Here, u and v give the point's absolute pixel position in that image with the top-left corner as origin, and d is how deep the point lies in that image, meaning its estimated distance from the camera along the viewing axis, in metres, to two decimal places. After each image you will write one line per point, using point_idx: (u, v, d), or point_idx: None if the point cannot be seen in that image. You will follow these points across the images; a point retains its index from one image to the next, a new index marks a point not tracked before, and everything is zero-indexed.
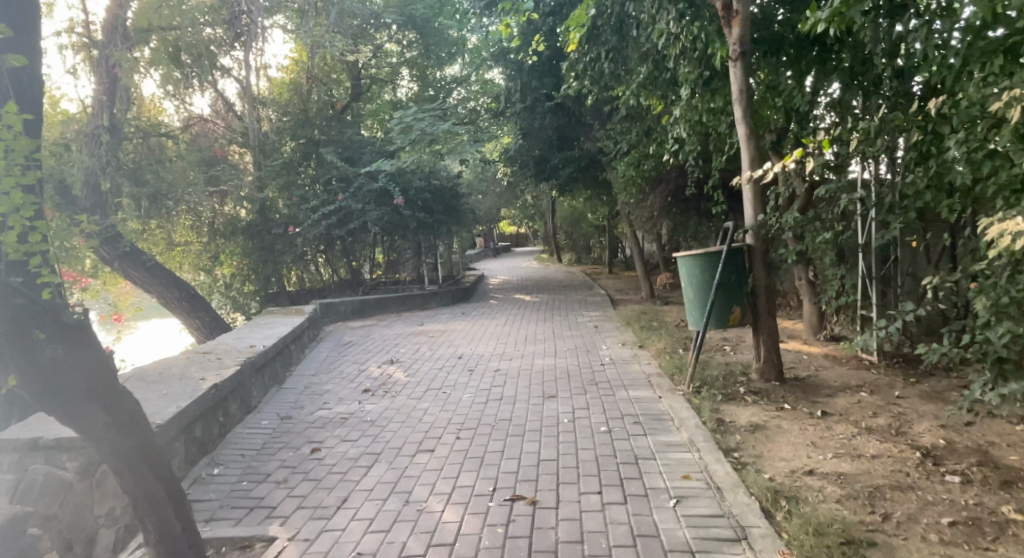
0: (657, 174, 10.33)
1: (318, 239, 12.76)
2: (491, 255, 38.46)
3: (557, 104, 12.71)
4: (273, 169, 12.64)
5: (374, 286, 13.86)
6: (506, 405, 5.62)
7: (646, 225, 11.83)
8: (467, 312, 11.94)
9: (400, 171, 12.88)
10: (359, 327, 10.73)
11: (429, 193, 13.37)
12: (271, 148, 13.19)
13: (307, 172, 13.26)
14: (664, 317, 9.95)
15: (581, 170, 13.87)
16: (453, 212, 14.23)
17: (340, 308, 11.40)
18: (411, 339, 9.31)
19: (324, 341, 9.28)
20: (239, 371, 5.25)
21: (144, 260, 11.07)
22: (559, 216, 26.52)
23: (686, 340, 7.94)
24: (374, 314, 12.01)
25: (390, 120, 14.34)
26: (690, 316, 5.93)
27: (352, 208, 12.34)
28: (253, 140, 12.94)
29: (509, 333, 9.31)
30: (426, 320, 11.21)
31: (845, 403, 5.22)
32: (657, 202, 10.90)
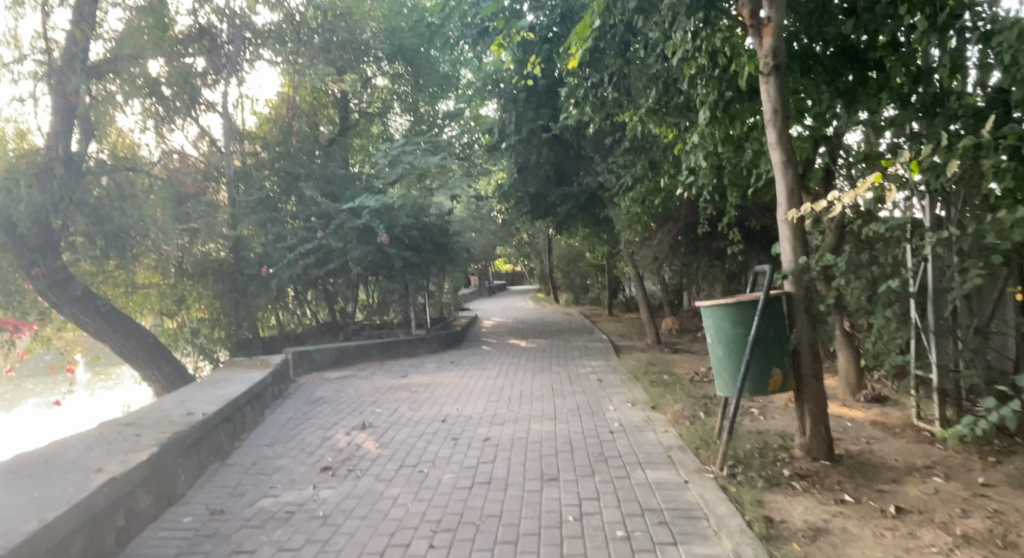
0: (664, 211, 9.44)
1: (295, 280, 11.75)
2: (486, 294, 37.56)
3: (555, 137, 11.93)
4: (248, 203, 11.73)
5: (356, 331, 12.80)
6: (496, 491, 4.51)
7: (652, 266, 10.89)
8: (455, 362, 10.86)
9: (386, 208, 11.97)
10: (334, 379, 9.64)
11: (417, 231, 12.44)
12: (249, 182, 12.33)
13: (287, 208, 12.38)
14: (675, 370, 8.89)
15: (580, 207, 13.02)
16: (443, 251, 13.29)
17: (315, 357, 10.32)
18: (393, 394, 8.23)
19: (293, 397, 8.20)
20: (157, 454, 4.17)
21: (98, 304, 10.07)
22: (556, 256, 25.68)
23: (706, 400, 6.90)
24: (353, 363, 10.92)
25: (378, 154, 13.55)
26: (719, 378, 4.93)
27: (333, 246, 11.36)
28: (228, 174, 12.12)
29: (502, 388, 8.24)
30: (409, 369, 10.12)
31: (919, 493, 4.15)
32: (664, 242, 9.97)
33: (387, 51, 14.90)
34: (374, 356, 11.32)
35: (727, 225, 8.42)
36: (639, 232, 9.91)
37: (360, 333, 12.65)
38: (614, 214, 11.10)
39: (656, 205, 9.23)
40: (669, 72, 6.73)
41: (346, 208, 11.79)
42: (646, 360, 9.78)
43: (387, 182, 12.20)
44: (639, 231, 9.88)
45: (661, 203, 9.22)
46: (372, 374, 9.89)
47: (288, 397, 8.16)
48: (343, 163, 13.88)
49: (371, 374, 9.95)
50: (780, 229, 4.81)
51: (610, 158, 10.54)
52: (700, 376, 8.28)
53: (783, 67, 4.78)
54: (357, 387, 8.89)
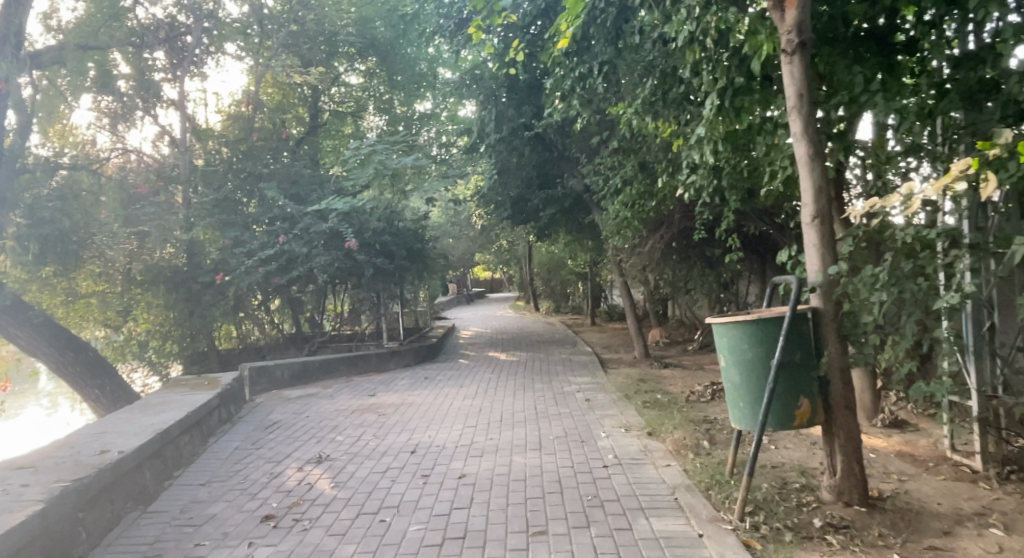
0: (655, 215, 8.77)
1: (256, 288, 10.84)
2: (464, 302, 36.69)
3: (538, 137, 11.23)
4: (205, 207, 10.87)
5: (323, 343, 11.90)
6: (472, 549, 3.69)
7: (641, 275, 10.21)
8: (430, 377, 10.03)
9: (356, 211, 11.13)
10: (296, 399, 8.76)
11: (389, 236, 11.59)
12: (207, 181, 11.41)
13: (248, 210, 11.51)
14: (669, 388, 8.19)
15: (563, 212, 12.31)
16: (418, 258, 12.47)
17: (275, 372, 9.43)
18: (360, 416, 7.40)
19: (244, 421, 7.29)
20: (43, 513, 3.29)
21: (28, 315, 9.02)
22: (536, 263, 24.94)
23: (709, 425, 6.19)
24: (318, 379, 10.05)
25: (347, 153, 12.69)
26: (734, 409, 4.21)
27: (297, 252, 10.46)
28: (183, 173, 11.19)
29: (479, 409, 7.45)
30: (379, 387, 9.27)
31: (981, 551, 3.46)
32: (655, 248, 9.30)
33: (359, 44, 14.00)
34: (342, 371, 10.44)
35: (725, 231, 7.78)
36: (629, 238, 9.24)
37: (327, 346, 11.75)
38: (600, 218, 10.42)
39: (646, 209, 8.57)
40: (667, 58, 6.05)
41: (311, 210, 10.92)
42: (636, 376, 9.05)
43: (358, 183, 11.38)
44: (628, 237, 9.20)
45: (651, 207, 8.56)
46: (338, 392, 9.04)
47: (240, 421, 7.26)
48: (311, 164, 13.01)
49: (336, 392, 9.09)
50: (805, 235, 4.12)
51: (597, 159, 9.85)
52: (697, 395, 7.59)
53: (809, 43, 4.10)
54: (320, 408, 8.02)
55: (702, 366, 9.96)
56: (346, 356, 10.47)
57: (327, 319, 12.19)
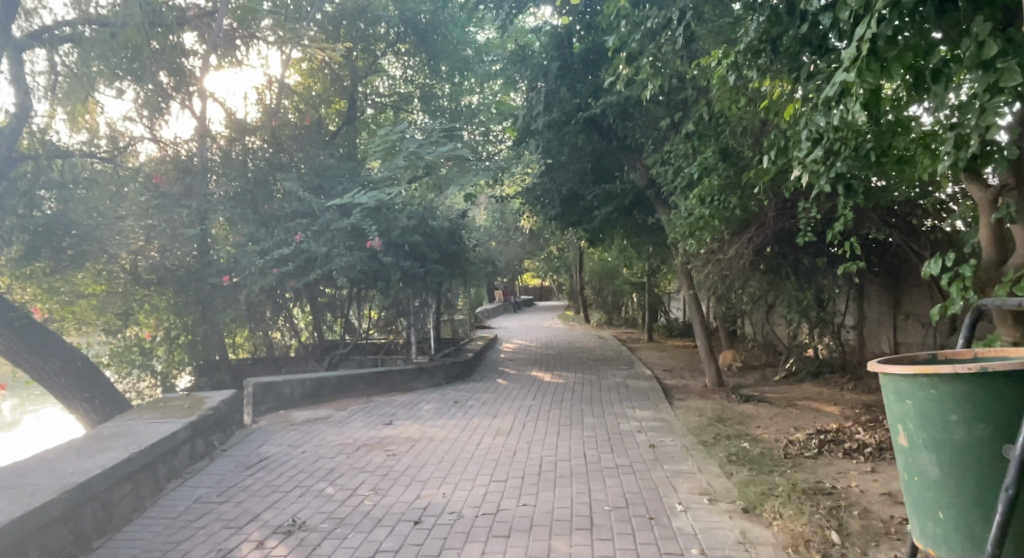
0: (743, 214, 7.01)
1: (270, 292, 9.62)
2: (511, 311, 35.32)
3: (595, 123, 9.61)
4: (220, 203, 9.99)
5: (346, 356, 10.62)
6: None
7: (717, 288, 8.44)
8: (460, 403, 8.53)
9: (383, 206, 9.79)
10: (299, 425, 7.43)
11: (420, 235, 10.08)
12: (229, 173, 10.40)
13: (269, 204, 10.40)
14: (756, 433, 6.42)
15: (622, 213, 10.64)
16: (454, 262, 11.03)
17: (282, 390, 8.21)
18: (366, 454, 5.95)
19: (225, 455, 5.96)
20: None
21: (12, 317, 8.01)
22: (587, 271, 23.26)
23: (831, 500, 4.41)
24: (332, 399, 8.73)
25: (380, 142, 11.41)
26: (926, 517, 2.52)
27: (316, 252, 9.15)
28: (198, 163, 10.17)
29: (513, 453, 5.86)
30: (398, 414, 7.85)
31: None
32: (740, 256, 7.52)
33: (394, 20, 12.54)
34: (362, 391, 9.07)
35: (838, 235, 5.99)
36: (707, 243, 7.51)
37: (350, 359, 10.46)
38: (668, 220, 8.71)
39: (731, 206, 6.84)
40: None
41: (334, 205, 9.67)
42: (713, 414, 7.29)
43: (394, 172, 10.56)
44: (707, 242, 7.47)
45: (737, 203, 6.83)
46: (350, 419, 7.65)
47: (221, 456, 5.94)
48: (342, 156, 11.81)
49: (348, 418, 7.71)
50: None
51: (668, 147, 8.17)
52: (798, 448, 5.79)
53: None
54: (323, 440, 6.63)
55: (793, 402, 8.10)
56: (367, 373, 9.10)
57: (351, 329, 10.91)
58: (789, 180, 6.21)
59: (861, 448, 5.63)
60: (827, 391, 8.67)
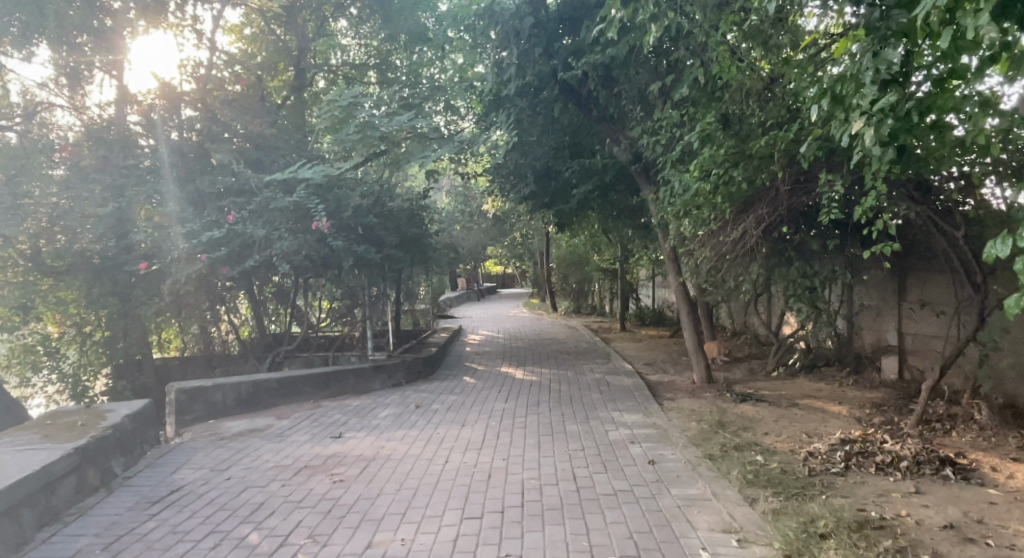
0: (750, 190, 6.09)
1: (200, 281, 8.31)
2: (475, 298, 34.27)
3: (573, 91, 8.59)
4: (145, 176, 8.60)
5: (292, 353, 9.39)
6: None
7: (711, 274, 7.54)
8: (422, 407, 7.45)
9: (332, 183, 8.56)
10: (230, 438, 6.25)
11: (375, 216, 8.88)
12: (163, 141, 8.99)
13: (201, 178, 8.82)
14: (766, 442, 5.55)
15: (601, 193, 9.68)
16: (414, 247, 9.89)
17: (212, 397, 7.01)
18: (306, 480, 4.82)
19: (127, 487, 4.78)
20: None
21: None
22: (555, 256, 22.36)
23: (890, 539, 3.52)
24: (273, 405, 7.53)
25: (329, 112, 10.10)
26: None
27: (252, 234, 7.88)
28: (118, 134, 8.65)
29: (488, 477, 4.81)
30: (350, 424, 6.73)
31: None
32: (744, 239, 6.61)
33: None
34: (308, 394, 7.88)
35: (867, 212, 5.11)
36: (706, 223, 6.58)
37: (297, 357, 9.23)
38: (656, 198, 7.77)
39: (738, 179, 5.90)
40: None
41: (274, 181, 8.40)
42: (713, 418, 6.40)
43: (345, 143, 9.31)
44: (705, 221, 6.54)
45: (744, 177, 5.91)
46: (292, 430, 6.49)
47: (121, 488, 4.76)
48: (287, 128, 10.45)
49: (289, 429, 6.55)
50: None
51: (657, 115, 7.20)
52: (822, 462, 4.94)
53: None
54: (255, 458, 5.48)
55: (794, 401, 7.30)
56: (314, 375, 7.92)
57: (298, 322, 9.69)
58: (809, 148, 5.31)
59: (896, 462, 4.80)
60: (826, 387, 7.93)
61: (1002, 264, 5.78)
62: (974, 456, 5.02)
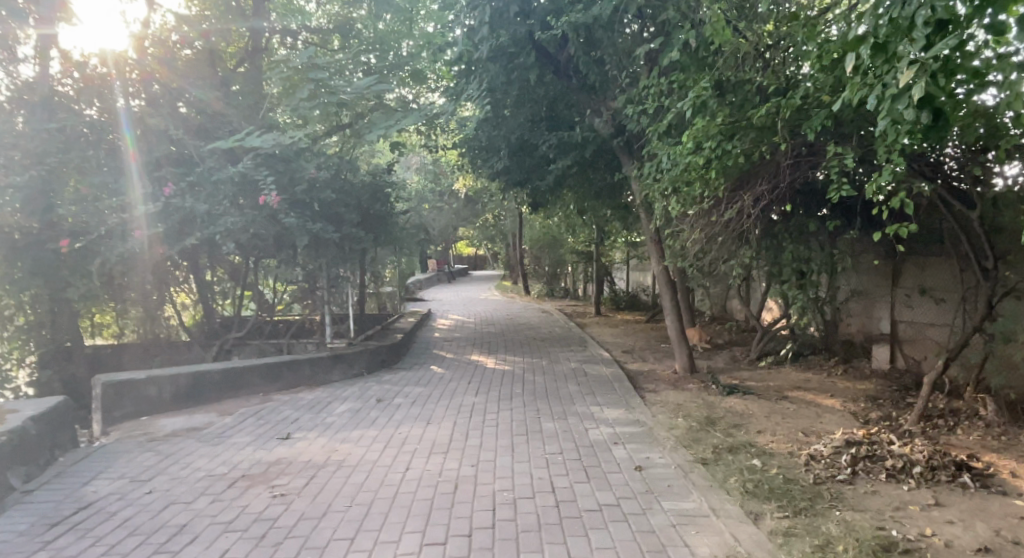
0: (747, 165, 5.52)
1: (135, 260, 7.41)
2: (445, 280, 33.44)
3: (550, 58, 7.88)
4: (75, 138, 7.43)
5: (242, 340, 8.57)
6: None
7: (699, 257, 6.98)
8: (383, 401, 6.78)
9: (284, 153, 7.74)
10: (160, 439, 5.48)
11: (333, 190, 8.07)
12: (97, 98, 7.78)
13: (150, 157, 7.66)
14: (762, 444, 5.04)
15: (579, 169, 9.01)
16: (376, 225, 9.13)
17: (145, 391, 6.22)
18: (240, 494, 4.12)
19: (24, 505, 4.02)
20: None
21: None
22: (528, 237, 21.69)
23: None
24: (218, 400, 6.76)
25: (283, 75, 9.18)
26: None
27: (192, 208, 7.03)
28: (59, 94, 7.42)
29: (455, 489, 4.19)
30: (301, 422, 6.02)
31: None
32: (737, 220, 6.05)
33: None
34: (258, 387, 7.13)
35: (881, 190, 4.58)
36: (697, 201, 6.00)
37: (246, 345, 8.42)
38: (642, 175, 7.13)
39: (735, 152, 5.32)
40: None
41: (218, 148, 7.52)
42: (702, 415, 5.88)
43: None
44: (697, 199, 5.96)
45: (741, 150, 5.33)
46: (234, 430, 5.76)
47: (16, 506, 4.00)
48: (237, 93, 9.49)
49: (230, 429, 5.81)
50: None
51: (642, 83, 6.55)
52: (826, 468, 4.46)
53: None
54: (185, 464, 4.75)
55: (784, 393, 6.84)
56: (264, 365, 7.16)
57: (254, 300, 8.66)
58: (817, 118, 4.74)
59: (908, 468, 4.34)
60: (815, 378, 7.50)
61: (1015, 249, 5.34)
62: (988, 458, 4.59)
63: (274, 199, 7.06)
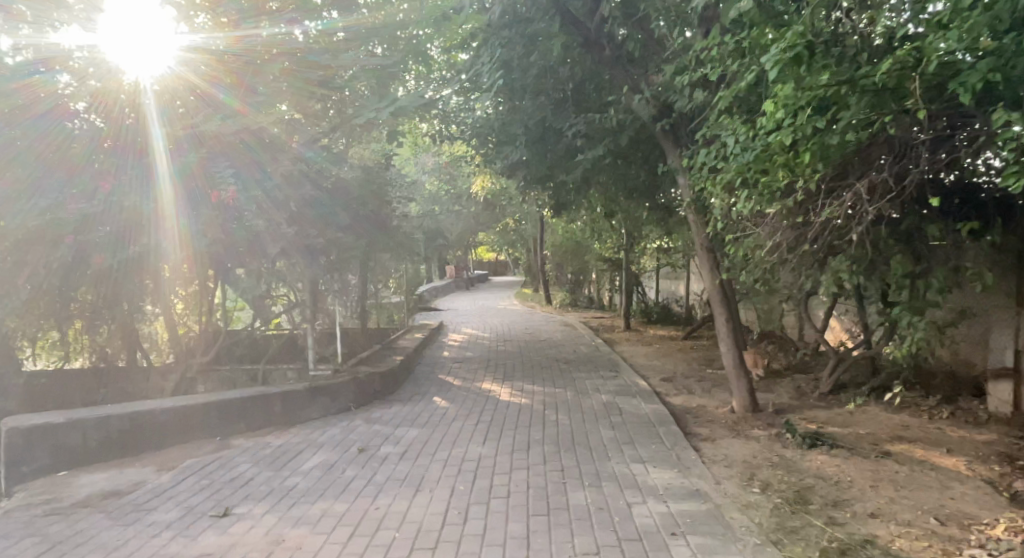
0: (854, 147, 4.01)
1: (76, 274, 6.11)
2: (463, 287, 32.19)
3: (578, 25, 6.44)
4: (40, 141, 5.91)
5: (211, 365, 7.21)
6: None
7: (769, 270, 5.46)
8: (367, 450, 5.37)
9: (254, 141, 6.41)
10: (62, 511, 4.12)
11: (314, 187, 6.74)
12: (79, 62, 6.26)
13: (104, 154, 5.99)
14: (889, 545, 3.49)
15: (613, 161, 7.52)
16: (370, 229, 7.79)
17: (65, 438, 4.88)
18: None
19: None
20: None
21: None
22: (548, 242, 20.26)
23: None
24: (163, 447, 5.40)
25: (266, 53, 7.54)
26: None
27: None
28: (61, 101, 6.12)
29: None
30: (256, 483, 4.62)
31: None
32: (833, 223, 4.54)
33: None
34: (217, 429, 5.76)
35: None
36: (778, 195, 4.49)
37: (214, 371, 7.07)
38: (694, 166, 5.69)
39: (843, 126, 3.81)
40: None
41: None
42: (787, 487, 4.35)
43: (276, 90, 7.15)
44: (778, 192, 4.46)
45: (849, 123, 3.83)
46: (164, 497, 4.38)
47: None
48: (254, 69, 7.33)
49: (160, 495, 4.43)
50: None
51: (699, 43, 5.07)
52: None
53: None
54: None
55: (883, 447, 5.27)
56: (225, 402, 5.80)
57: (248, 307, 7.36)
58: (979, 69, 3.22)
59: None
60: (913, 422, 5.93)
61: None
62: None
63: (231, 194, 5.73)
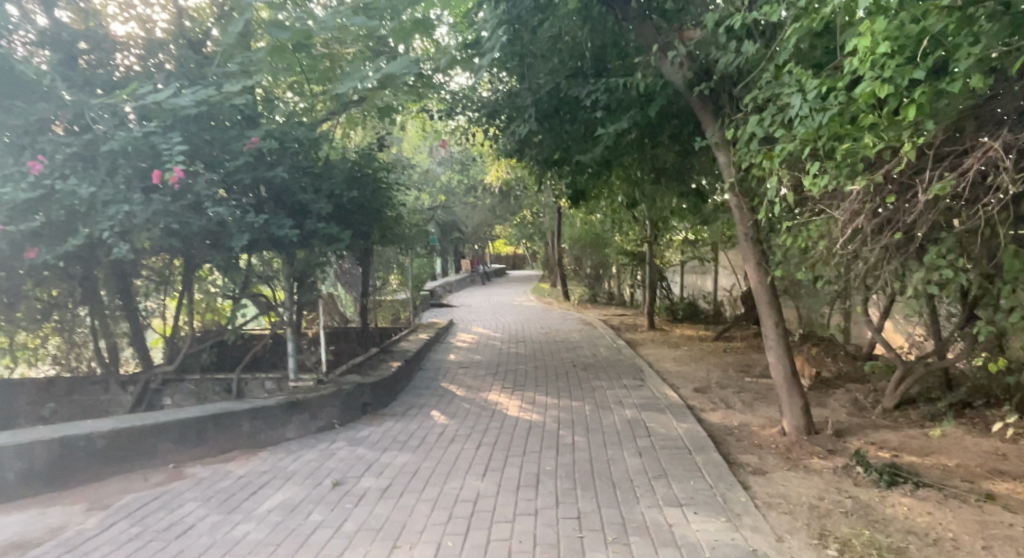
0: (976, 96, 2.95)
1: (15, 271, 5.25)
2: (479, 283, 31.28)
3: None
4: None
5: (180, 376, 6.35)
6: None
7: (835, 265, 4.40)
8: (342, 485, 4.43)
9: (220, 116, 5.52)
10: None
11: (289, 169, 5.83)
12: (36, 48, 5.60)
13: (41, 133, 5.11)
14: None
15: (638, 138, 6.49)
16: (360, 219, 6.87)
17: None
18: None
19: None
20: None
21: None
22: (566, 234, 19.27)
23: None
24: (102, 479, 4.51)
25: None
26: None
27: (74, 192, 4.74)
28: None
29: None
30: (196, 532, 3.70)
31: None
32: (933, 204, 3.46)
33: None
34: (171, 455, 4.87)
35: None
36: (862, 168, 3.44)
37: (183, 382, 6.20)
38: (741, 138, 4.64)
39: (965, 66, 2.76)
40: None
41: (108, 103, 5.19)
42: (876, 550, 3.30)
43: (251, 60, 6.26)
44: (864, 163, 3.40)
45: (976, 61, 2.77)
46: (78, 551, 3.48)
47: None
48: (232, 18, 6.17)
49: (73, 548, 3.53)
50: None
51: None
52: None
53: None
54: None
55: (984, 487, 4.19)
56: (181, 423, 4.91)
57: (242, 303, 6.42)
58: None
59: None
60: (1010, 451, 4.84)
61: None
62: None
63: (177, 171, 4.73)
